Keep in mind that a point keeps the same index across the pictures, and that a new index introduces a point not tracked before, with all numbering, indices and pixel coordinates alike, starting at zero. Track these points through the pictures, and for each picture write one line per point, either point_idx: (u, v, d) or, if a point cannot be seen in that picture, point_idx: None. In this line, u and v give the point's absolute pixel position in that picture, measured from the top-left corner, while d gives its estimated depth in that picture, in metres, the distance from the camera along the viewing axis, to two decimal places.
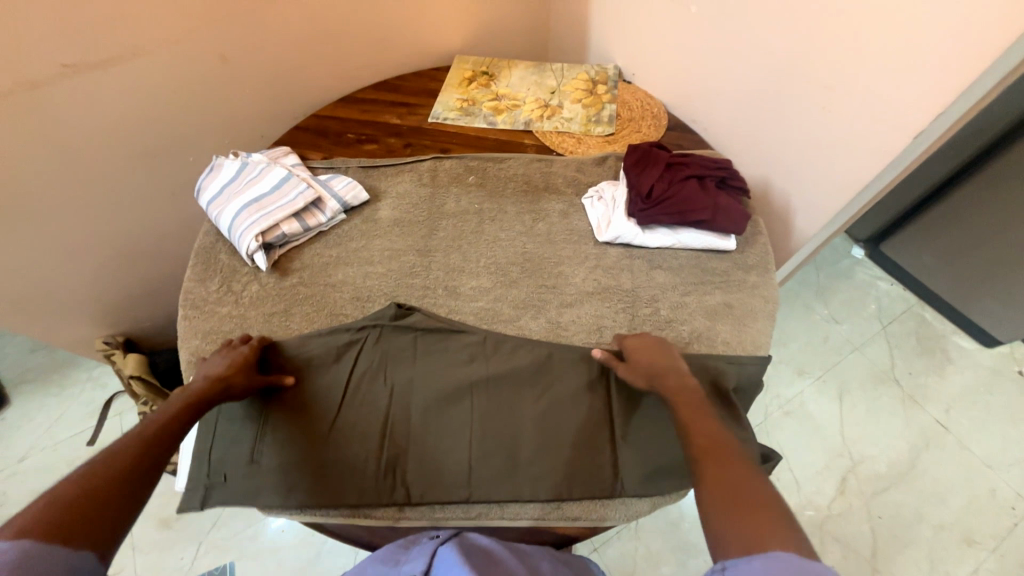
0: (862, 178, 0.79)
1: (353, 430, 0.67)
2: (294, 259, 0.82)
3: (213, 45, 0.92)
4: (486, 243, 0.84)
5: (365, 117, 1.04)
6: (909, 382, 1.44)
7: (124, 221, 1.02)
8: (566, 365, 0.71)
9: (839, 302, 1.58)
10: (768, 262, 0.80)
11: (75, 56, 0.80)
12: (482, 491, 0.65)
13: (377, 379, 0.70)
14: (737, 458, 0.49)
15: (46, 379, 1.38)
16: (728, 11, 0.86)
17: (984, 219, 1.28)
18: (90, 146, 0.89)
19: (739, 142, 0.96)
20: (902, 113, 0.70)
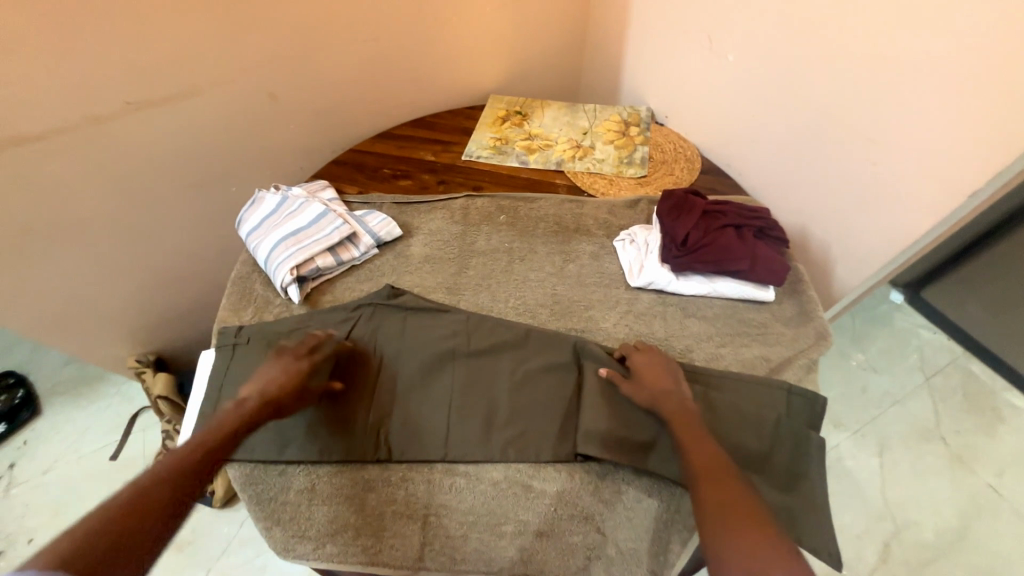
0: (911, 234, 0.76)
1: (358, 445, 0.65)
2: (326, 293, 0.83)
3: (263, 85, 0.97)
4: (516, 283, 0.84)
5: (401, 154, 1.07)
6: (957, 441, 1.34)
7: (166, 245, 1.07)
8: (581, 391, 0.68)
9: (877, 350, 1.50)
10: (810, 315, 0.76)
11: (137, 94, 0.86)
12: (506, 536, 0.59)
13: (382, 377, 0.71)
14: (731, 477, 0.52)
15: (77, 391, 1.42)
16: (767, 61, 0.87)
17: None
18: (142, 176, 0.94)
19: (775, 189, 0.94)
20: (955, 171, 0.68)
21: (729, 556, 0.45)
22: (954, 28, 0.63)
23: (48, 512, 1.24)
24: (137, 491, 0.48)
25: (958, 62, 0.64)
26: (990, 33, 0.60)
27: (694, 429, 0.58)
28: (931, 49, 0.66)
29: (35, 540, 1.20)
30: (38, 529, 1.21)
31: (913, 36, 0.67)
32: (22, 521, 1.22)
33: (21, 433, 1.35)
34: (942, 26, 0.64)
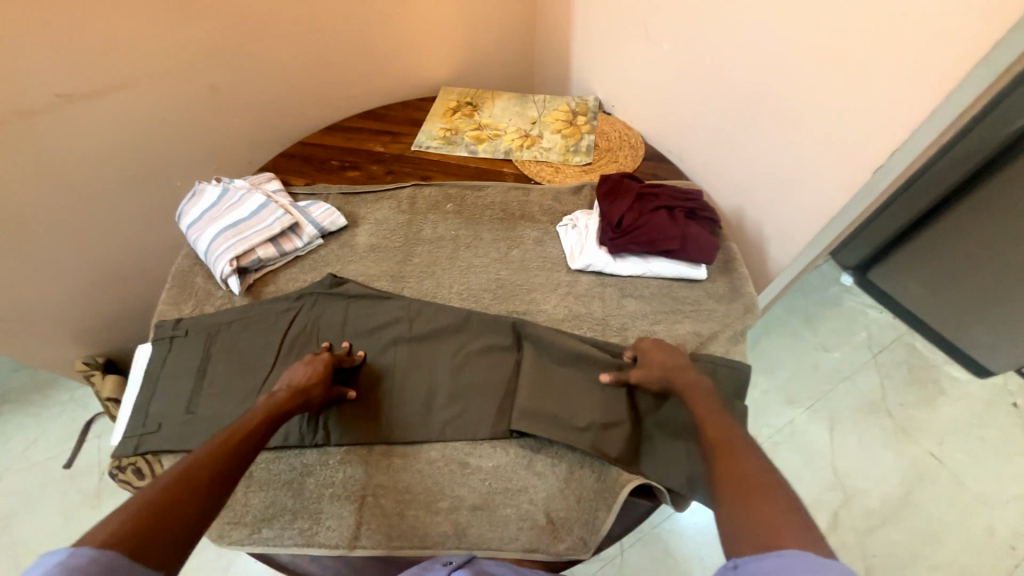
0: (831, 209, 0.80)
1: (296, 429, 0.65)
2: (269, 283, 0.83)
3: (204, 77, 0.95)
4: (461, 269, 0.85)
5: (350, 145, 1.07)
6: (901, 413, 1.42)
7: (110, 244, 1.04)
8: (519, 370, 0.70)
9: (828, 329, 1.57)
10: (739, 290, 0.80)
11: (68, 87, 0.83)
12: (441, 512, 0.60)
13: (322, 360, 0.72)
14: (747, 453, 0.49)
15: (26, 399, 1.37)
16: (698, 49, 0.90)
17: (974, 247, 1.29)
18: (79, 172, 0.92)
19: (713, 173, 0.98)
20: (865, 146, 0.72)
21: (740, 533, 0.41)
22: (854, 12, 0.66)
23: None
24: (165, 485, 0.45)
25: (859, 43, 0.67)
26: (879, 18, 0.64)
27: (717, 418, 0.55)
28: (833, 36, 0.70)
29: None
30: None
31: (820, 20, 0.70)
32: None
33: None
34: (841, 14, 0.68)
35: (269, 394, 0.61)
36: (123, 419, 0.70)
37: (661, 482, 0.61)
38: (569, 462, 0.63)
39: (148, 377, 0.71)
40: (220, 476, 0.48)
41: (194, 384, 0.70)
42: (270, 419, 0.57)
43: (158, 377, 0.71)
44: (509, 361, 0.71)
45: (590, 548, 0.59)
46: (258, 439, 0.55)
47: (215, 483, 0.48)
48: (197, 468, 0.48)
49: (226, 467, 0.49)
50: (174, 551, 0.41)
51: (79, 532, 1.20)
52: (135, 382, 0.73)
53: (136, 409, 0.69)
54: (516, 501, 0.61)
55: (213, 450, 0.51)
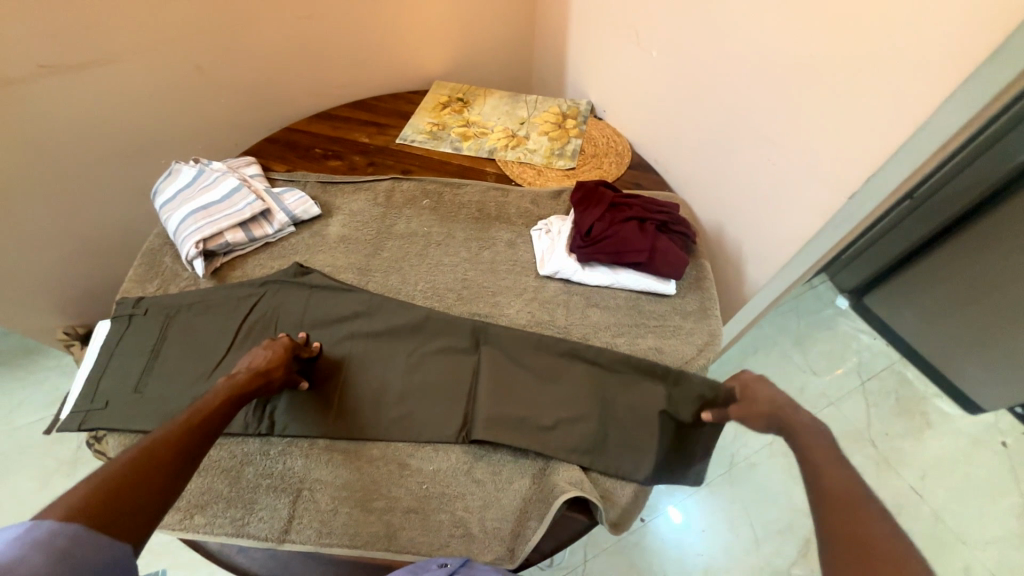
0: (804, 233, 0.78)
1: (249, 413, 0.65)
2: (236, 268, 0.83)
3: (191, 56, 0.95)
4: (429, 266, 0.84)
5: (335, 134, 1.06)
6: (884, 443, 1.39)
7: (94, 218, 1.05)
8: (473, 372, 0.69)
9: (817, 352, 1.54)
10: (707, 310, 0.78)
11: (52, 58, 0.83)
12: (375, 512, 0.59)
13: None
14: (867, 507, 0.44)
15: (11, 364, 1.39)
16: (688, 59, 0.88)
17: (975, 276, 1.25)
18: (63, 143, 0.92)
19: (698, 186, 0.96)
20: (839, 172, 0.70)
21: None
22: (832, 32, 0.65)
23: None
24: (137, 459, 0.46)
25: (840, 64, 0.65)
26: (856, 38, 0.62)
27: (832, 458, 0.50)
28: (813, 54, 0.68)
29: None
30: None
31: (804, 38, 0.68)
32: None
33: None
34: (820, 33, 0.66)
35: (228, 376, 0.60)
36: (72, 394, 0.70)
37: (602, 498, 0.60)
38: (510, 470, 0.62)
39: (101, 353, 0.71)
40: (181, 457, 0.48)
41: (145, 363, 0.70)
42: (231, 398, 0.57)
43: (111, 354, 0.71)
44: (464, 363, 0.70)
45: (516, 559, 0.59)
46: (219, 421, 0.55)
47: (176, 465, 0.48)
48: (159, 448, 0.48)
49: (188, 448, 0.50)
50: (137, 527, 0.43)
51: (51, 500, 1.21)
52: (89, 357, 0.73)
53: (86, 385, 0.69)
54: (451, 508, 0.60)
55: (175, 428, 0.50)
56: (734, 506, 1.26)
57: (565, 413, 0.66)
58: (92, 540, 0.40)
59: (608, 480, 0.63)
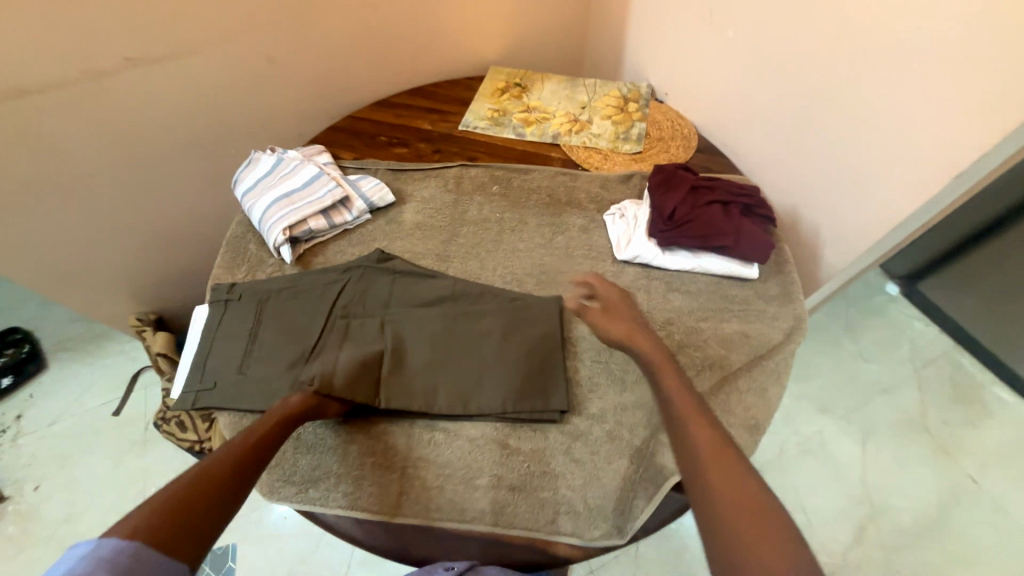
0: (897, 214, 0.76)
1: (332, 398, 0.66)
2: (318, 254, 0.85)
3: (262, 47, 0.96)
4: (504, 252, 0.85)
5: (398, 122, 1.07)
6: (941, 431, 1.35)
7: (165, 208, 1.08)
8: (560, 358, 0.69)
9: (870, 339, 1.49)
10: (791, 293, 0.78)
11: (135, 50, 0.86)
12: (479, 489, 0.62)
13: (366, 329, 0.72)
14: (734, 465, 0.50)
15: (82, 348, 1.46)
16: (768, 37, 0.86)
17: None
18: (142, 135, 0.95)
19: (772, 169, 0.94)
20: (942, 151, 0.68)
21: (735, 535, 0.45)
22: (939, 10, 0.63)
23: (55, 462, 1.28)
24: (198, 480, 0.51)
25: (952, 37, 0.63)
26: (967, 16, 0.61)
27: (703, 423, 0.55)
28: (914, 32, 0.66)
29: (40, 488, 1.25)
30: (44, 478, 1.26)
31: (902, 17, 0.67)
32: (28, 471, 1.27)
33: (27, 386, 1.40)
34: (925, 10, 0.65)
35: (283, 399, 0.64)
36: (179, 378, 0.73)
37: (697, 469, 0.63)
38: (609, 452, 0.64)
39: (204, 337, 0.74)
40: (237, 478, 0.54)
41: (247, 346, 0.73)
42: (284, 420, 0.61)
43: (213, 338, 0.74)
44: (551, 346, 0.71)
45: (624, 535, 0.60)
46: (273, 444, 0.59)
47: (233, 485, 0.53)
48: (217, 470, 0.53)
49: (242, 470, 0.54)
50: (197, 545, 0.47)
51: (125, 476, 1.27)
52: (190, 342, 0.76)
53: (194, 369, 0.72)
54: (554, 487, 0.62)
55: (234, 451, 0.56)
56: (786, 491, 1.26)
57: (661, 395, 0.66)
58: (149, 557, 0.44)
59: None
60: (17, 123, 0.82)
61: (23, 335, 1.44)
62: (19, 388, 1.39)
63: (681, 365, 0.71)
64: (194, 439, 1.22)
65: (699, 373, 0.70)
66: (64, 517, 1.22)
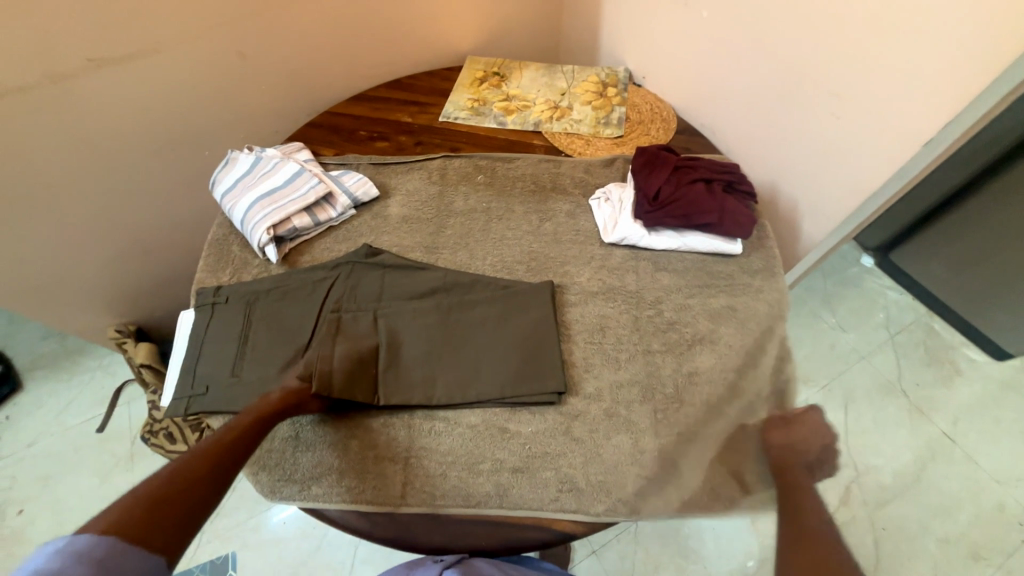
0: (874, 184, 0.79)
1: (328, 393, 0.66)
2: (305, 252, 0.83)
3: (232, 43, 0.94)
4: (493, 241, 0.85)
5: (377, 115, 1.05)
6: (916, 393, 1.41)
7: (139, 214, 1.04)
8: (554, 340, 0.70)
9: (847, 310, 1.54)
10: (774, 266, 0.81)
11: (99, 50, 0.82)
12: (483, 474, 0.62)
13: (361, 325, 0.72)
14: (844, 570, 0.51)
15: (58, 365, 1.41)
16: (740, 16, 0.87)
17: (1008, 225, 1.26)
18: (111, 138, 0.92)
19: (750, 147, 0.96)
20: (913, 120, 0.71)
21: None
22: None
23: (37, 483, 1.24)
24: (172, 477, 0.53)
25: (915, 10, 0.65)
26: None
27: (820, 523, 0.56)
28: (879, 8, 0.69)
29: (25, 511, 1.21)
30: (27, 500, 1.22)
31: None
32: (10, 493, 1.23)
33: (2, 407, 1.34)
34: None
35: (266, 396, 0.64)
36: (168, 385, 0.72)
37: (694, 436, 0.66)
38: (607, 429, 0.65)
39: (192, 342, 0.73)
40: (212, 474, 0.54)
41: (237, 348, 0.72)
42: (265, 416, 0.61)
43: (202, 343, 0.73)
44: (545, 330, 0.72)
45: (629, 508, 0.61)
46: (252, 441, 0.60)
47: (207, 481, 0.54)
48: (193, 467, 0.54)
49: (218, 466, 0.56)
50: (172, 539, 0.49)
51: (115, 492, 1.24)
52: (177, 348, 0.75)
53: (183, 375, 0.71)
54: (556, 466, 0.63)
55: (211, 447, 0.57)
56: None
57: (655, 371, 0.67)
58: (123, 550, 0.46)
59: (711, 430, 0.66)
60: None
61: None
62: None
63: (671, 341, 0.73)
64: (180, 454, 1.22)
65: (690, 348, 0.72)
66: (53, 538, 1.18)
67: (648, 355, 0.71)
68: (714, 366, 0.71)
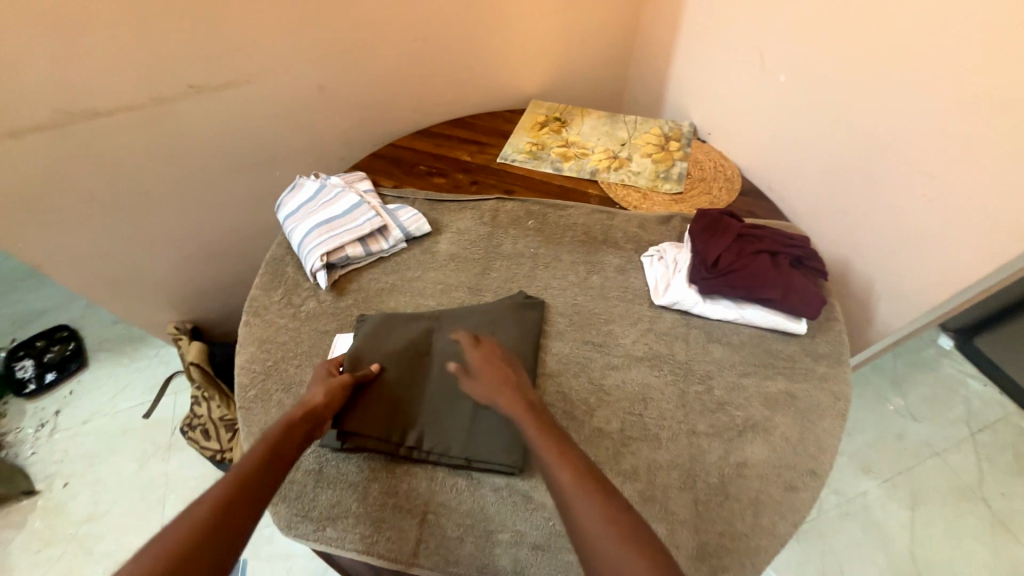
0: (967, 277, 0.72)
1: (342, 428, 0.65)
2: (353, 281, 0.85)
3: (314, 77, 1.00)
4: (537, 288, 0.83)
5: (438, 151, 1.08)
6: (1001, 505, 1.22)
7: (212, 224, 1.12)
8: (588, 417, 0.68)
9: (919, 395, 1.38)
10: (841, 352, 0.74)
11: (199, 78, 0.90)
12: (501, 545, 0.59)
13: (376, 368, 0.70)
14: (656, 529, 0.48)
15: (120, 350, 1.51)
16: (822, 85, 0.83)
17: None
18: (198, 156, 1.00)
19: (823, 217, 0.91)
20: (1019, 213, 0.64)
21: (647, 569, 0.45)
22: (1011, 72, 0.61)
23: (84, 460, 1.32)
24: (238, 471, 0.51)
25: (1021, 101, 0.61)
26: None
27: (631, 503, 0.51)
28: (981, 90, 0.64)
29: (70, 485, 1.28)
30: (73, 475, 1.30)
31: (970, 74, 0.65)
32: (60, 466, 1.31)
33: (67, 383, 1.45)
34: (994, 68, 0.62)
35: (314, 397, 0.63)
36: (239, 396, 0.74)
37: (734, 536, 0.59)
38: (642, 515, 0.61)
39: (252, 361, 0.76)
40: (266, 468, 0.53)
41: (288, 375, 0.75)
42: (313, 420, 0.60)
43: (258, 363, 0.76)
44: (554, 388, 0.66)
45: None
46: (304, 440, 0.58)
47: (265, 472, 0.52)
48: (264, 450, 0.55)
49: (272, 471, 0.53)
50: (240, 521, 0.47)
51: (147, 480, 1.29)
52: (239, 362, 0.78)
53: (243, 392, 0.74)
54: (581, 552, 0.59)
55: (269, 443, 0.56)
56: (823, 556, 1.16)
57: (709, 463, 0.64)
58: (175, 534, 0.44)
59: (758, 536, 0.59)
60: (87, 142, 0.87)
61: (69, 333, 1.51)
62: (60, 384, 1.44)
63: (719, 423, 0.67)
64: (208, 452, 1.27)
65: (738, 434, 0.66)
66: (88, 516, 1.24)
67: (689, 432, 0.67)
68: (766, 459, 0.64)
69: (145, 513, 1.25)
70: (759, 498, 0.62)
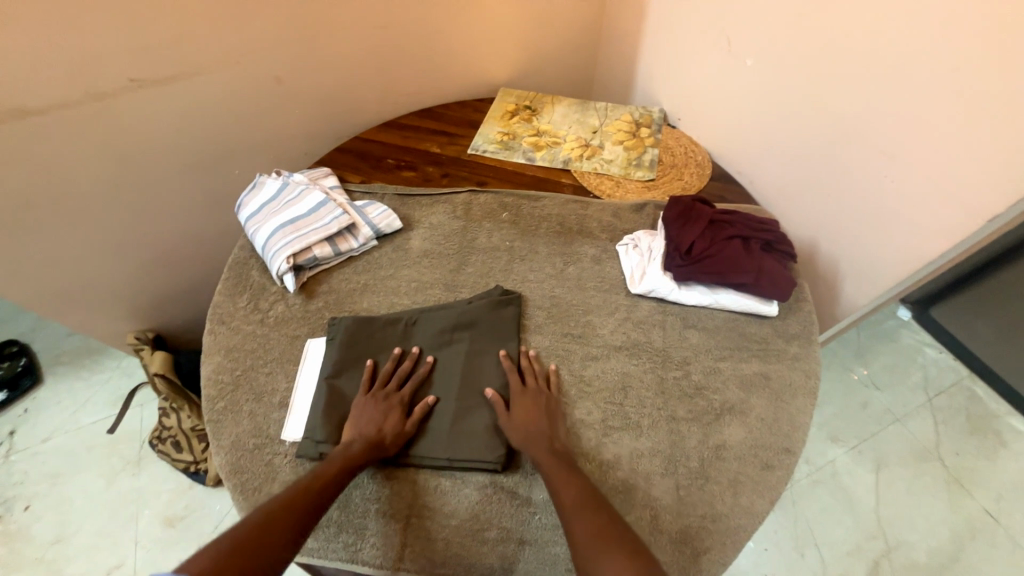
0: (927, 255, 0.75)
1: (326, 440, 0.64)
2: (323, 282, 0.82)
3: (270, 68, 0.95)
4: (514, 281, 0.82)
5: (406, 144, 1.04)
6: (956, 464, 1.30)
7: (168, 226, 1.05)
8: (572, 405, 0.69)
9: (881, 365, 1.45)
10: (811, 331, 0.76)
11: (141, 71, 0.84)
12: (488, 543, 0.59)
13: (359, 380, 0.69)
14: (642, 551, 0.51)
15: (78, 363, 1.42)
16: (787, 69, 0.85)
17: None
18: (147, 155, 0.94)
19: (790, 200, 0.93)
20: (974, 192, 0.67)
21: None
22: (964, 55, 0.63)
23: (45, 481, 1.25)
24: (258, 520, 0.52)
25: (975, 84, 0.63)
26: (990, 62, 0.61)
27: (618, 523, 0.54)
28: (935, 74, 0.66)
29: (31, 508, 1.21)
30: (34, 497, 1.23)
31: (925, 58, 0.67)
32: (19, 489, 1.23)
33: (21, 401, 1.36)
34: (948, 53, 0.64)
35: (346, 442, 0.61)
36: (209, 409, 0.70)
37: (714, 518, 0.61)
38: (625, 504, 0.61)
39: (220, 371, 0.73)
40: (293, 521, 0.53)
41: (260, 384, 0.72)
42: (344, 468, 0.59)
43: (227, 372, 0.73)
44: (550, 399, 0.67)
45: None
46: (333, 491, 0.57)
47: (289, 526, 0.53)
48: (287, 501, 0.55)
49: (292, 522, 0.53)
50: None
51: (116, 497, 1.24)
52: (204, 373, 0.73)
53: (214, 404, 0.70)
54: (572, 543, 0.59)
55: (297, 492, 0.56)
56: (797, 523, 1.21)
57: (692, 447, 0.65)
58: None
59: (738, 517, 0.61)
60: (19, 143, 0.80)
61: (19, 348, 1.41)
62: (12, 403, 1.35)
63: (698, 408, 0.68)
64: (180, 464, 1.22)
65: (716, 416, 0.68)
66: (53, 539, 1.18)
67: (669, 418, 0.68)
68: (743, 440, 0.66)
69: (115, 531, 1.19)
70: (737, 479, 0.63)
